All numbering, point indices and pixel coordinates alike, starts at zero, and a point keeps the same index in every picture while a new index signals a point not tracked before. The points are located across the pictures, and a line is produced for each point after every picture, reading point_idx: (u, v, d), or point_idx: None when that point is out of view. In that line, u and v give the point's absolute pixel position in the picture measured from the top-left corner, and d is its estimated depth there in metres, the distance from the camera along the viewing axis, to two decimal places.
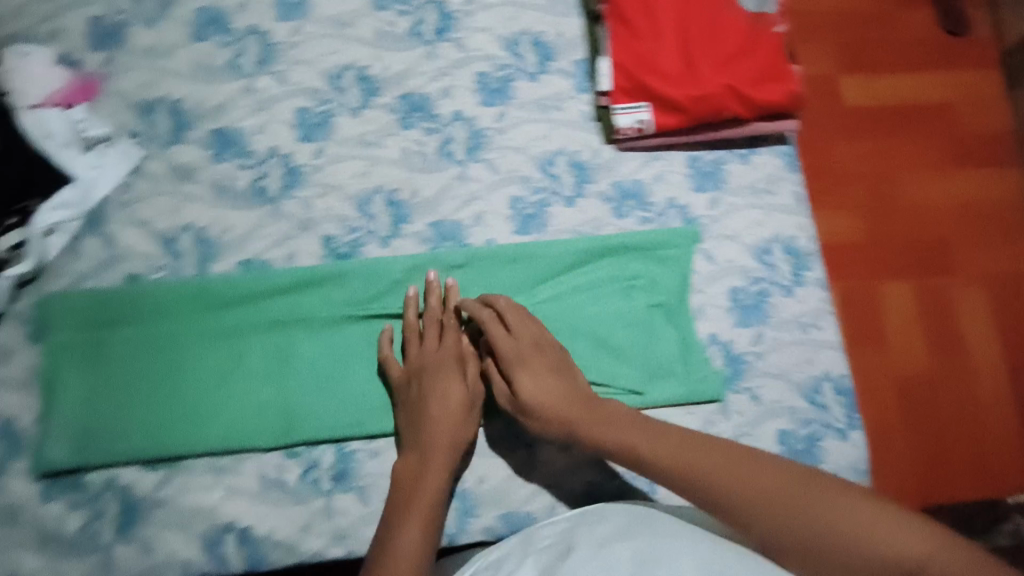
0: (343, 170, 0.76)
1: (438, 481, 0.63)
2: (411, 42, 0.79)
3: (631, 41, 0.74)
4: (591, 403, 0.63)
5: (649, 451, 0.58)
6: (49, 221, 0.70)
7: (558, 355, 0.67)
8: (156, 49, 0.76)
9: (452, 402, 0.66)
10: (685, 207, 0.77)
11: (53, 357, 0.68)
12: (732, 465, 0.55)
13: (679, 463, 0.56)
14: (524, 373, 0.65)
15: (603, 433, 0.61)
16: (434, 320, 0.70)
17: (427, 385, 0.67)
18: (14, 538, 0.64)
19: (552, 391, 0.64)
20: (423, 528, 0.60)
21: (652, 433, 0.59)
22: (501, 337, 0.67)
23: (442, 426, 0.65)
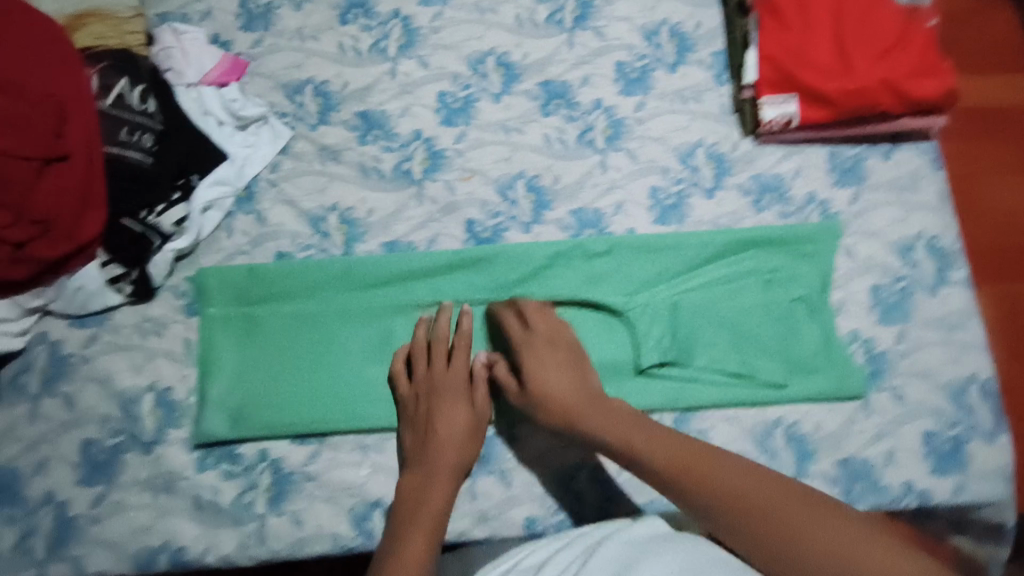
0: (485, 155, 0.76)
1: (443, 491, 0.64)
2: (551, 30, 0.79)
3: (782, 35, 0.74)
4: (598, 405, 0.64)
5: (653, 454, 0.58)
6: (208, 198, 0.71)
7: (575, 355, 0.68)
8: (303, 32, 0.77)
9: (456, 420, 0.67)
10: (826, 202, 0.76)
11: (212, 332, 0.71)
12: (725, 470, 0.56)
13: (679, 464, 0.57)
14: (542, 372, 0.66)
15: (604, 435, 0.62)
16: (442, 340, 0.70)
17: (431, 400, 0.68)
18: (181, 502, 0.69)
19: (561, 389, 0.65)
20: (427, 534, 0.60)
21: (652, 433, 0.60)
22: (519, 338, 0.69)
23: (445, 442, 0.66)
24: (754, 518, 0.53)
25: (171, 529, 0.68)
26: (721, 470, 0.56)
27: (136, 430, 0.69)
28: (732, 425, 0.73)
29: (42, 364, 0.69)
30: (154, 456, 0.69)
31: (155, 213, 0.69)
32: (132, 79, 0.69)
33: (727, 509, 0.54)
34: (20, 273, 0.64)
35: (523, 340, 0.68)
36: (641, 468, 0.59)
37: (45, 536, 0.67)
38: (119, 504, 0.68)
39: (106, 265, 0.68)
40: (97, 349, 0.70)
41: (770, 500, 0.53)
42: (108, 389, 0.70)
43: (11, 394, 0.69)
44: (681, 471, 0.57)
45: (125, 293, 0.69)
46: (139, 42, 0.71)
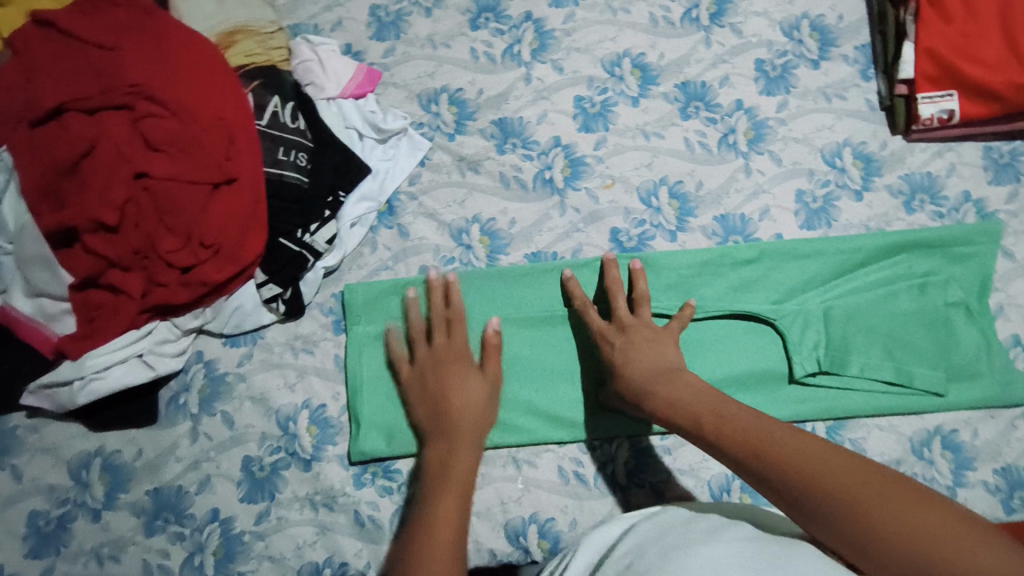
0: (626, 162, 0.74)
1: (468, 459, 0.61)
2: (687, 28, 0.77)
3: (943, 27, 0.71)
4: (672, 379, 0.60)
5: (709, 426, 0.55)
6: (354, 215, 0.72)
7: (660, 335, 0.65)
8: (435, 42, 0.77)
9: (471, 390, 0.65)
10: (981, 201, 0.73)
11: (360, 350, 0.70)
12: (803, 451, 0.49)
13: (749, 445, 0.51)
14: (622, 353, 0.64)
15: (668, 408, 0.58)
16: (439, 314, 0.68)
17: (442, 368, 0.66)
18: (341, 518, 0.67)
19: (641, 367, 0.62)
20: (457, 500, 0.56)
21: (724, 413, 0.55)
22: (599, 327, 0.67)
23: (464, 415, 0.63)
24: (829, 498, 0.45)
25: (335, 544, 0.66)
26: (802, 452, 0.49)
27: (295, 447, 0.68)
28: (886, 432, 0.70)
29: (200, 384, 0.69)
30: (314, 472, 0.68)
31: (309, 232, 0.69)
32: (281, 96, 0.70)
33: (807, 493, 0.47)
34: (186, 296, 0.66)
35: (602, 330, 0.66)
36: (709, 446, 0.54)
37: (212, 552, 0.66)
38: (283, 520, 0.67)
39: (264, 285, 0.69)
40: (251, 367, 0.70)
41: (866, 487, 0.45)
42: (265, 408, 0.69)
43: (172, 414, 0.69)
44: (755, 455, 0.51)
45: (279, 311, 0.69)
46: (283, 57, 0.73)
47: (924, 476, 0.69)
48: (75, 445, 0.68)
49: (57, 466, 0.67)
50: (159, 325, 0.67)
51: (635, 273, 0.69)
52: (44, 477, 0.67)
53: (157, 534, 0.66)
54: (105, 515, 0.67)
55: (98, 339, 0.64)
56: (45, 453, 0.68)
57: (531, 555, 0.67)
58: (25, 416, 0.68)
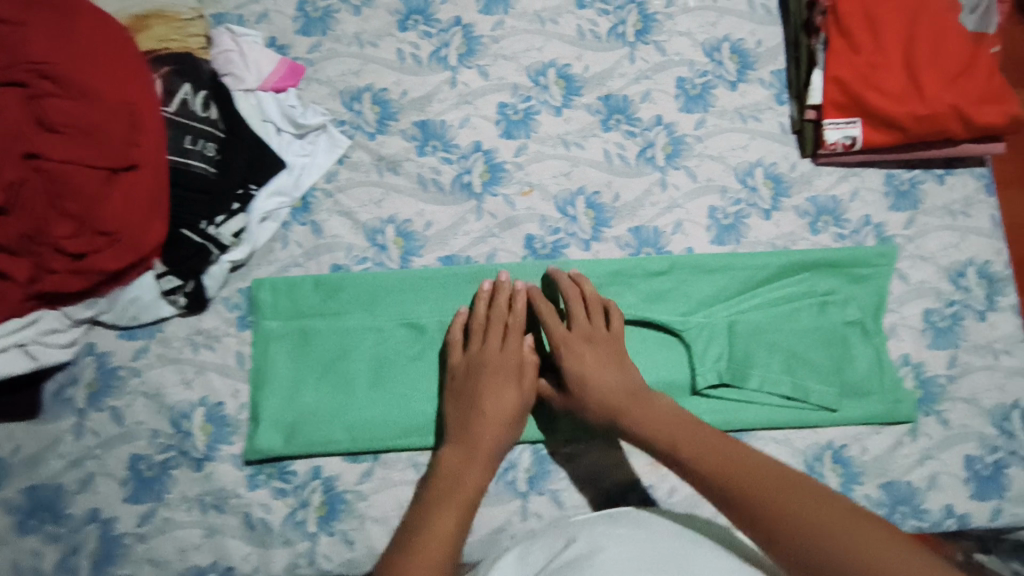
0: (545, 170, 0.75)
1: (477, 477, 0.60)
2: (614, 42, 0.79)
3: (851, 57, 0.73)
4: (642, 401, 0.62)
5: (682, 449, 0.57)
6: (265, 209, 0.70)
7: (615, 348, 0.66)
8: (362, 39, 0.77)
9: (506, 402, 0.64)
10: (881, 225, 0.77)
11: (266, 346, 0.69)
12: (786, 488, 0.50)
13: (729, 475, 0.53)
14: (584, 365, 0.65)
15: (649, 433, 0.59)
16: (499, 318, 0.68)
17: (487, 372, 0.65)
18: (230, 520, 0.65)
19: (608, 386, 0.63)
20: (460, 513, 0.57)
21: (707, 442, 0.56)
22: (561, 336, 0.67)
23: (489, 429, 0.62)
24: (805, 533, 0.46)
25: (222, 547, 0.64)
26: (771, 483, 0.51)
27: (187, 446, 0.66)
28: (782, 446, 0.72)
29: (90, 377, 0.67)
30: (205, 472, 0.66)
31: (215, 224, 0.68)
32: (194, 84, 0.68)
33: (780, 526, 0.47)
34: (79, 284, 0.63)
35: (563, 339, 0.66)
36: (686, 471, 0.56)
37: (91, 553, 0.63)
38: (167, 522, 0.65)
39: (163, 276, 0.67)
40: (146, 362, 0.67)
41: (846, 527, 0.45)
42: (158, 405, 0.67)
43: (57, 408, 0.66)
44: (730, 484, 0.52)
45: (179, 305, 0.67)
46: (201, 45, 0.71)
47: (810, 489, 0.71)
48: None
49: None
50: (47, 313, 0.64)
51: (575, 279, 0.70)
52: None
53: (31, 534, 0.63)
54: None
55: None
56: None
57: None
58: None
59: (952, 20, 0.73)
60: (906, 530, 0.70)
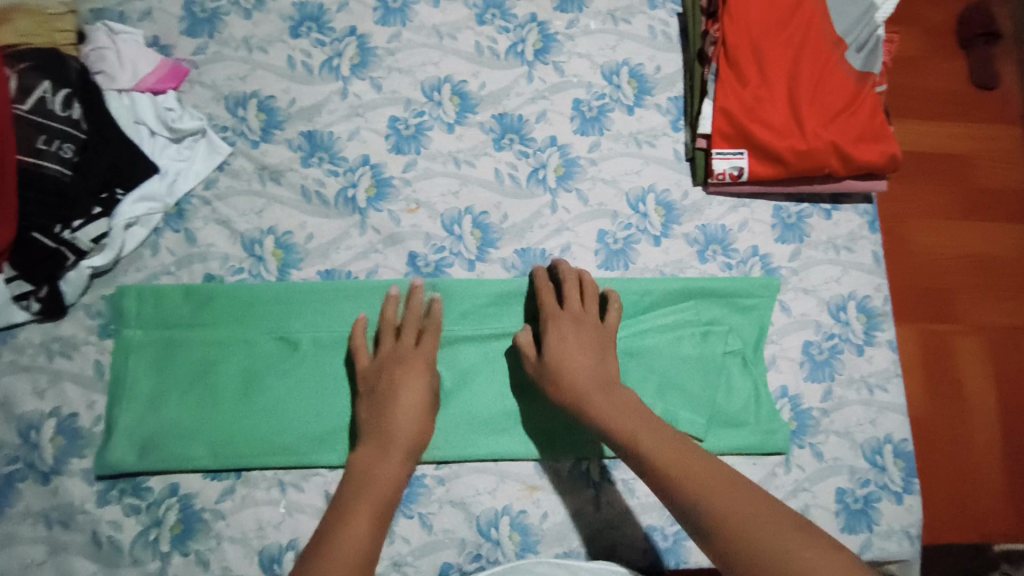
0: (433, 187, 0.74)
1: (395, 473, 0.59)
2: (512, 61, 0.78)
3: (738, 89, 0.74)
4: (610, 391, 0.62)
5: (635, 438, 0.57)
6: (133, 214, 0.68)
7: (605, 339, 0.67)
8: (251, 44, 0.75)
9: (419, 396, 0.63)
10: (767, 257, 0.77)
11: (127, 357, 0.67)
12: (712, 476, 0.51)
13: (678, 469, 0.53)
14: (570, 343, 0.65)
15: (608, 419, 0.60)
16: (413, 320, 0.68)
17: (398, 369, 0.64)
18: (77, 537, 0.63)
19: (580, 367, 0.64)
20: (373, 516, 0.55)
21: (661, 432, 0.57)
22: (552, 313, 0.68)
23: (405, 423, 0.62)
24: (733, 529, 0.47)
25: (65, 565, 0.62)
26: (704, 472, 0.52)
27: (34, 458, 0.63)
28: None
29: None
30: (51, 487, 0.63)
31: (71, 228, 0.65)
32: (55, 82, 0.65)
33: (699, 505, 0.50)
34: None
35: (554, 314, 0.67)
36: (633, 456, 0.56)
37: None
38: (8, 537, 0.62)
39: (12, 281, 0.63)
40: None
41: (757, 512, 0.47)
42: (5, 414, 0.64)
43: None
44: (681, 478, 0.52)
45: (33, 310, 0.65)
46: (69, 41, 0.68)
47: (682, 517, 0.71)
48: None
49: None
50: None
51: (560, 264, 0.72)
52: None
53: None
54: None
55: None
56: None
57: None
58: None
59: (835, 59, 0.75)
60: None
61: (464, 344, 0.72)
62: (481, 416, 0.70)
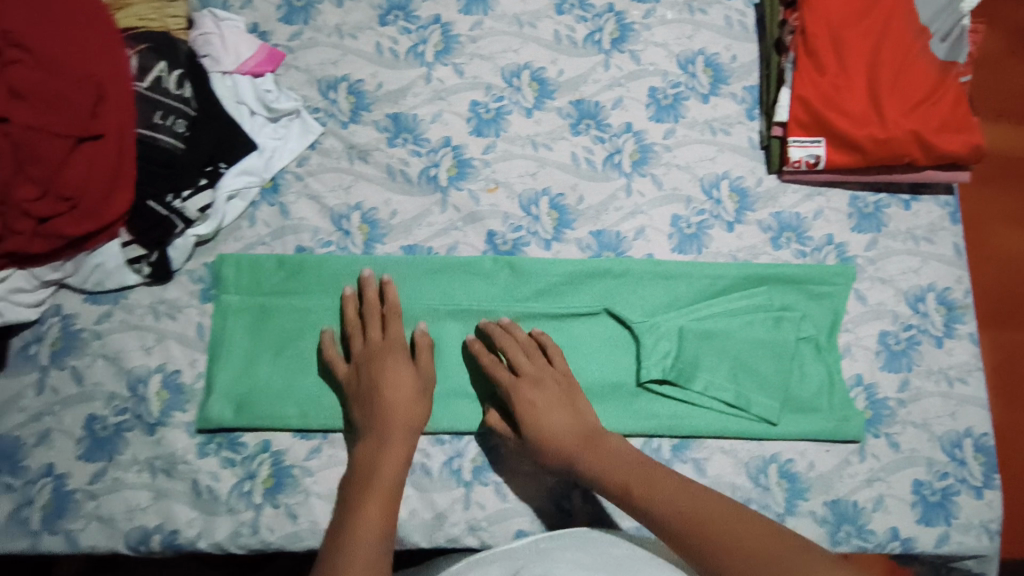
0: (512, 168, 0.77)
1: (396, 461, 0.64)
2: (589, 49, 0.81)
3: (816, 78, 0.74)
4: (594, 443, 0.65)
5: (633, 489, 0.62)
6: (232, 187, 0.72)
7: (565, 389, 0.69)
8: (342, 30, 0.79)
9: (402, 383, 0.67)
10: (843, 245, 0.77)
11: (225, 321, 0.71)
12: (711, 514, 0.57)
13: (690, 516, 0.58)
14: (535, 408, 0.67)
15: (603, 475, 0.64)
16: (374, 311, 0.71)
17: (379, 362, 0.68)
18: (179, 485, 0.68)
19: (557, 431, 0.66)
20: (382, 506, 0.61)
21: (648, 476, 0.62)
22: (509, 382, 0.68)
23: (399, 407, 0.66)
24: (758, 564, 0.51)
25: (168, 510, 0.67)
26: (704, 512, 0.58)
27: (141, 411, 0.69)
28: (728, 456, 0.72)
29: (53, 337, 0.69)
30: (157, 437, 0.68)
31: (181, 198, 0.69)
32: (170, 62, 0.70)
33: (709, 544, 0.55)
34: (41, 247, 0.64)
35: (510, 386, 0.68)
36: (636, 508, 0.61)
37: (41, 506, 0.67)
38: (118, 482, 0.67)
39: (128, 245, 0.69)
40: (109, 326, 0.70)
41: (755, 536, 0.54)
42: (117, 368, 0.69)
43: (19, 363, 0.69)
44: (696, 527, 0.56)
45: (143, 274, 0.70)
46: (180, 26, 0.73)
47: (753, 499, 0.71)
48: None
49: None
50: (15, 274, 0.67)
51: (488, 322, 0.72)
52: None
53: None
54: None
55: None
56: None
57: None
58: None
59: (916, 48, 0.74)
60: (847, 549, 0.70)
61: (539, 320, 0.74)
62: None
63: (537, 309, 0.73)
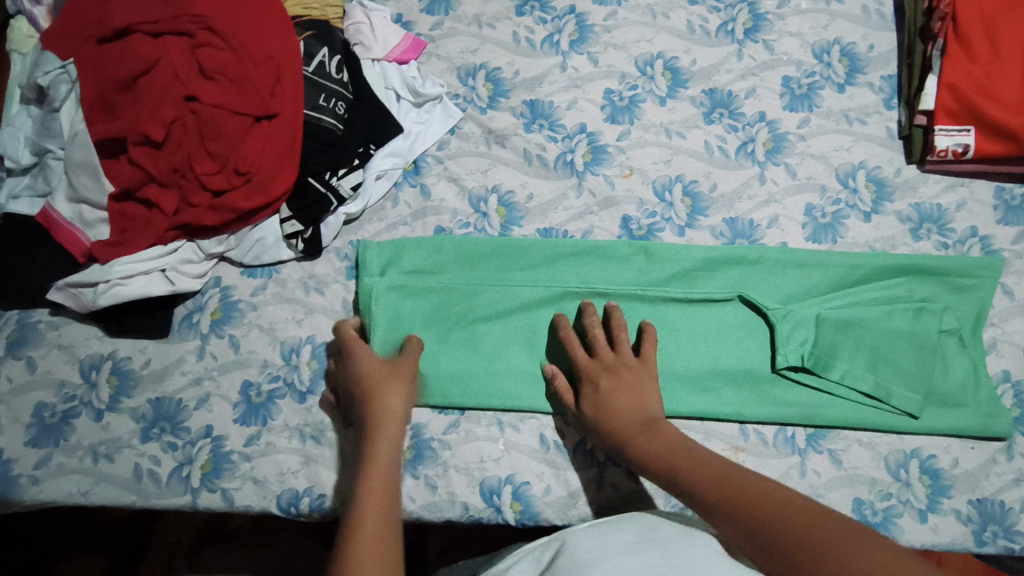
0: (646, 156, 0.78)
1: (388, 447, 0.61)
2: (722, 39, 0.81)
3: (966, 64, 0.74)
4: (650, 429, 0.63)
5: (675, 466, 0.59)
6: (380, 168, 0.75)
7: (632, 375, 0.67)
8: (481, 20, 0.82)
9: (371, 379, 0.66)
10: (988, 238, 0.75)
11: (368, 299, 0.72)
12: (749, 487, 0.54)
13: (733, 492, 0.54)
14: (602, 390, 0.66)
15: (653, 457, 0.61)
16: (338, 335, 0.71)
17: (370, 373, 0.66)
18: (327, 452, 0.70)
19: (620, 411, 0.64)
20: (380, 489, 0.57)
21: (694, 454, 0.59)
22: (582, 359, 0.68)
23: (376, 400, 0.64)
24: (810, 551, 0.47)
25: (317, 475, 0.69)
26: (742, 484, 0.55)
27: (293, 379, 0.72)
28: (866, 449, 0.71)
29: (214, 306, 0.73)
30: (307, 405, 0.71)
31: (337, 176, 0.74)
32: (330, 49, 0.76)
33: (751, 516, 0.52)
34: (214, 220, 0.70)
35: (583, 364, 0.68)
36: (678, 484, 0.58)
37: (200, 466, 0.69)
38: (270, 446, 0.70)
39: (286, 221, 0.73)
40: (263, 298, 0.74)
41: (796, 511, 0.51)
42: (271, 338, 0.73)
43: (183, 330, 0.73)
44: (740, 504, 0.53)
45: (297, 249, 0.73)
46: (337, 16, 0.79)
47: (893, 492, 0.69)
48: (90, 345, 0.72)
49: (70, 363, 0.72)
50: (184, 245, 0.72)
51: (557, 319, 0.71)
52: (56, 372, 0.71)
53: (152, 441, 0.70)
54: (106, 416, 0.70)
55: (127, 248, 0.69)
56: (61, 350, 0.72)
57: (503, 515, 0.69)
58: (50, 313, 0.73)
59: None
60: (994, 550, 0.68)
61: (672, 305, 0.73)
62: (688, 374, 0.72)
63: (671, 295, 0.73)
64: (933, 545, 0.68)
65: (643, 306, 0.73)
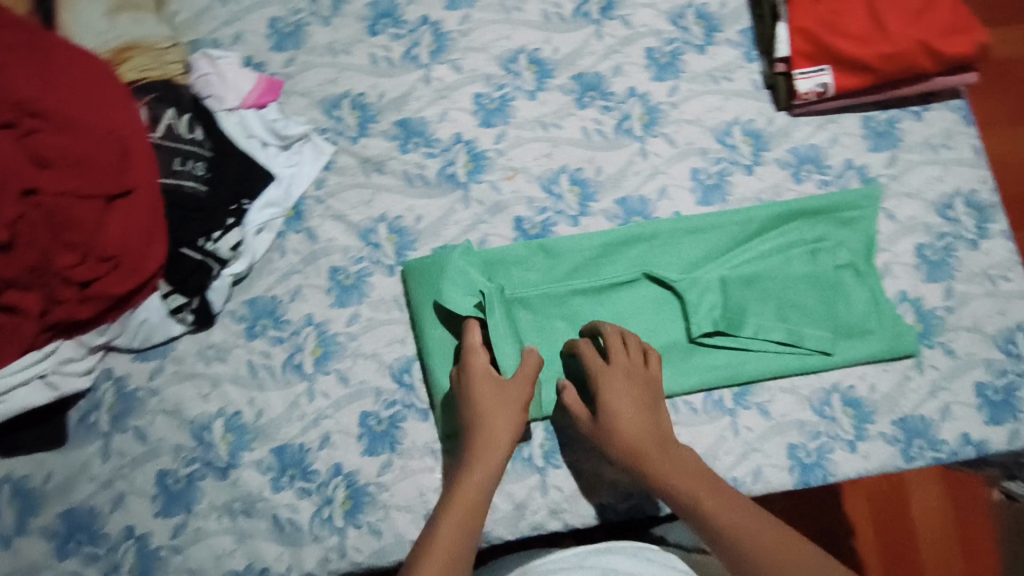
0: (526, 153, 0.77)
1: (477, 481, 0.62)
2: (579, 22, 0.81)
3: (811, 6, 0.76)
4: (667, 448, 0.64)
5: (688, 494, 0.60)
6: (260, 220, 0.73)
7: (650, 389, 0.67)
8: (335, 47, 0.79)
9: (478, 400, 0.65)
10: (863, 167, 0.78)
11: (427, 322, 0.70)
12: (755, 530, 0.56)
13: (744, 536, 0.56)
14: (613, 404, 0.65)
15: (670, 478, 0.62)
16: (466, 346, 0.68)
17: (483, 398, 0.65)
18: (260, 523, 0.67)
19: (635, 424, 0.65)
20: (463, 522, 0.60)
21: (713, 485, 0.60)
22: (599, 370, 0.67)
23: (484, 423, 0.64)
24: None
25: (255, 550, 0.67)
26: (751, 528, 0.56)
27: (210, 456, 0.69)
28: (791, 395, 0.73)
29: (110, 401, 0.70)
30: (230, 479, 0.68)
31: (212, 240, 0.71)
32: (177, 108, 0.72)
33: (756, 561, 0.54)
34: (89, 311, 0.66)
35: (600, 373, 0.67)
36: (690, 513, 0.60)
37: (128, 569, 0.66)
38: (200, 531, 0.67)
39: (168, 296, 0.70)
40: (163, 380, 0.70)
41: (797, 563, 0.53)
42: (179, 420, 0.69)
43: (82, 434, 0.69)
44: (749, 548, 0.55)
45: (187, 322, 0.70)
46: (179, 71, 0.75)
47: (822, 431, 0.71)
48: None
49: None
50: (62, 344, 0.67)
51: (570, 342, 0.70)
52: None
53: (71, 556, 0.66)
54: (16, 541, 0.66)
55: None
56: None
57: None
58: None
59: None
60: (922, 463, 0.70)
61: (582, 296, 0.73)
62: None
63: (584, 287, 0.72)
64: (867, 472, 0.70)
65: (558, 304, 0.73)
